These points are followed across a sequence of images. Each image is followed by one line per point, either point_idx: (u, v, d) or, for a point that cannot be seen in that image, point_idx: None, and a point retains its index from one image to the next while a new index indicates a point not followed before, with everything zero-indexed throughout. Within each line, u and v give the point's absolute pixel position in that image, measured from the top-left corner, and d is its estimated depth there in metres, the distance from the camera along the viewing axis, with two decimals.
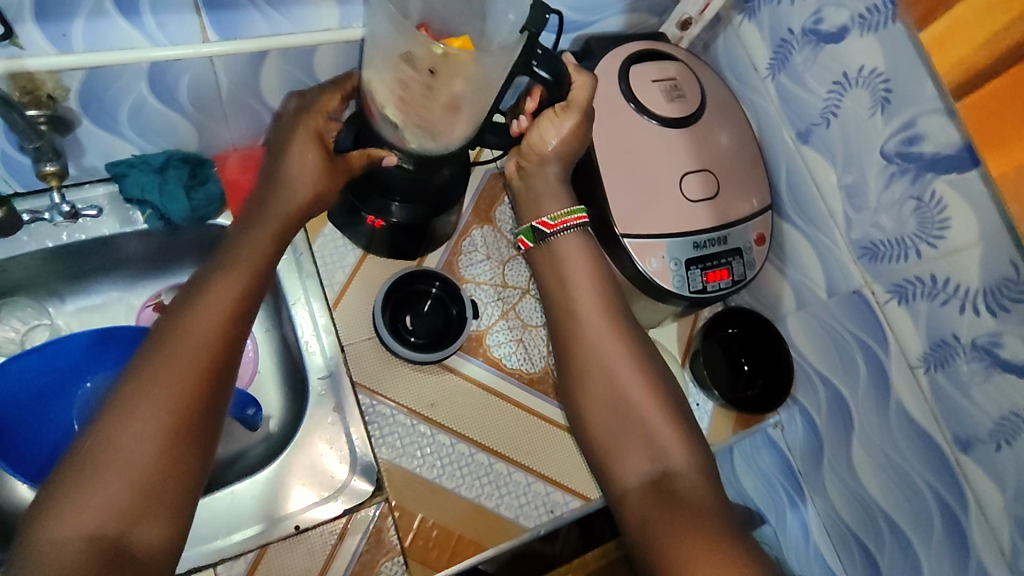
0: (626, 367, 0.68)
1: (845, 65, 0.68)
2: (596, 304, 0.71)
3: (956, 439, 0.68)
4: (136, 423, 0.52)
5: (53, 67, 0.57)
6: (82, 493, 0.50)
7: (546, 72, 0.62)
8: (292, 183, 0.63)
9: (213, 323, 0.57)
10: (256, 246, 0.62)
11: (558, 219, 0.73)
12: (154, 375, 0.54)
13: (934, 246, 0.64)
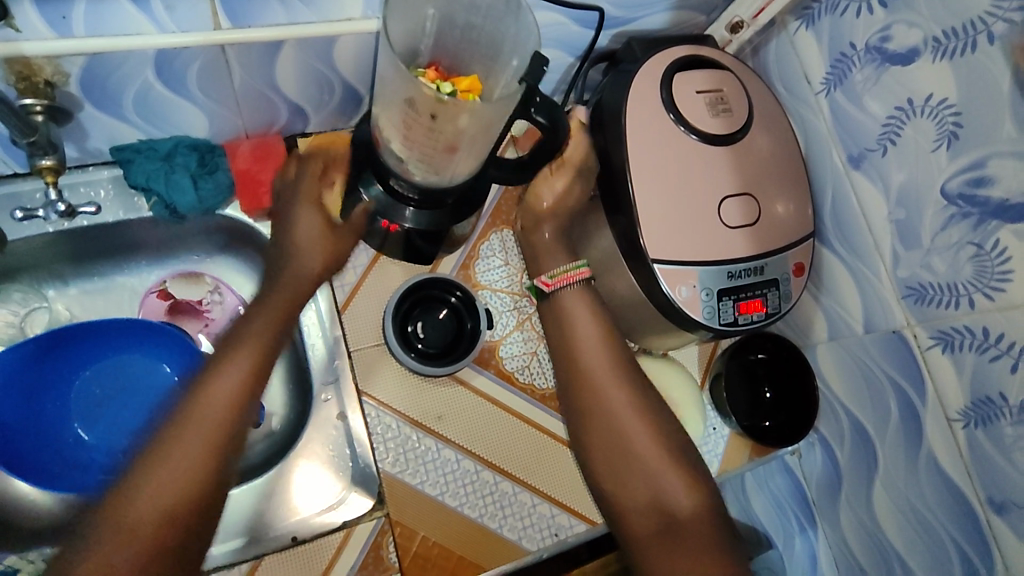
0: (633, 418, 0.67)
1: (911, 90, 0.62)
2: (608, 369, 0.69)
3: (989, 500, 0.64)
4: (158, 471, 0.50)
5: (51, 53, 0.53)
6: (99, 536, 0.47)
7: (543, 116, 0.55)
8: (301, 249, 0.66)
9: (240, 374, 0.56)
10: (267, 324, 0.60)
11: (556, 278, 0.73)
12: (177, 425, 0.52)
13: (991, 298, 0.59)
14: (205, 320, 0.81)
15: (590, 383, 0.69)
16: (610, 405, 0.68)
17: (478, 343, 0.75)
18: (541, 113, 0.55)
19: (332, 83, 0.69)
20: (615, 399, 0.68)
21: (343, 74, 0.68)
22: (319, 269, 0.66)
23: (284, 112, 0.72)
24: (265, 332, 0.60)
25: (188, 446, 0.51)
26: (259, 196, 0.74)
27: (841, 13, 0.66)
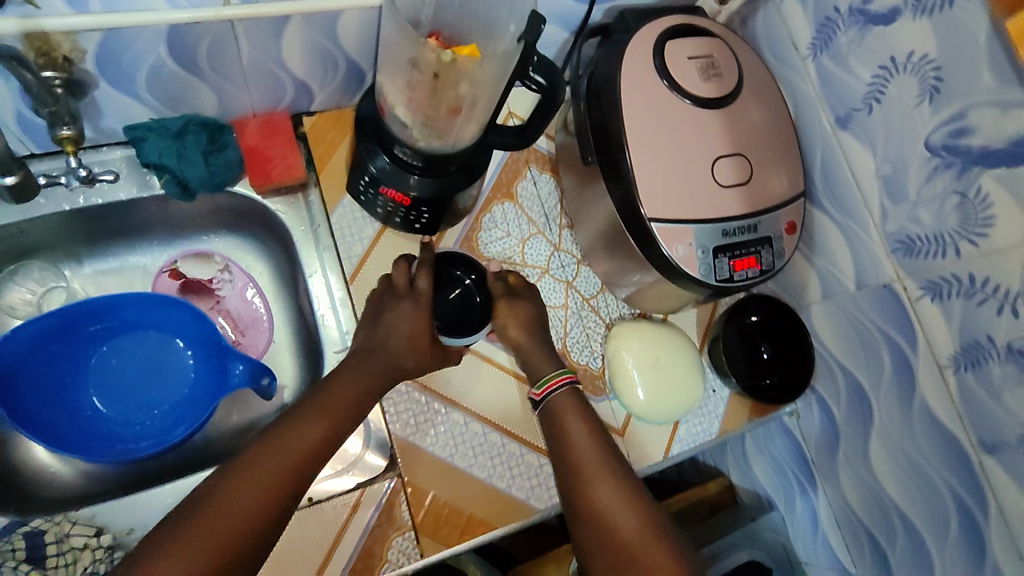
0: (638, 515, 0.63)
1: (893, 49, 0.64)
2: (603, 460, 0.66)
3: (981, 442, 0.66)
4: (278, 454, 0.58)
5: (69, 28, 0.55)
6: (232, 495, 0.55)
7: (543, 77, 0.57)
8: (397, 344, 0.70)
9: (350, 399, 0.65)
10: (350, 387, 0.65)
11: (546, 384, 0.72)
12: (307, 410, 0.62)
13: (976, 244, 0.62)
14: (216, 299, 0.84)
15: (583, 460, 0.66)
16: (620, 523, 0.62)
17: (486, 324, 0.77)
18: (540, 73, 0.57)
19: (336, 60, 0.72)
20: (612, 489, 0.64)
21: (347, 51, 0.71)
22: (413, 361, 0.70)
23: (290, 90, 0.74)
24: (367, 368, 0.67)
25: (303, 444, 0.60)
26: (268, 170, 0.75)
27: None
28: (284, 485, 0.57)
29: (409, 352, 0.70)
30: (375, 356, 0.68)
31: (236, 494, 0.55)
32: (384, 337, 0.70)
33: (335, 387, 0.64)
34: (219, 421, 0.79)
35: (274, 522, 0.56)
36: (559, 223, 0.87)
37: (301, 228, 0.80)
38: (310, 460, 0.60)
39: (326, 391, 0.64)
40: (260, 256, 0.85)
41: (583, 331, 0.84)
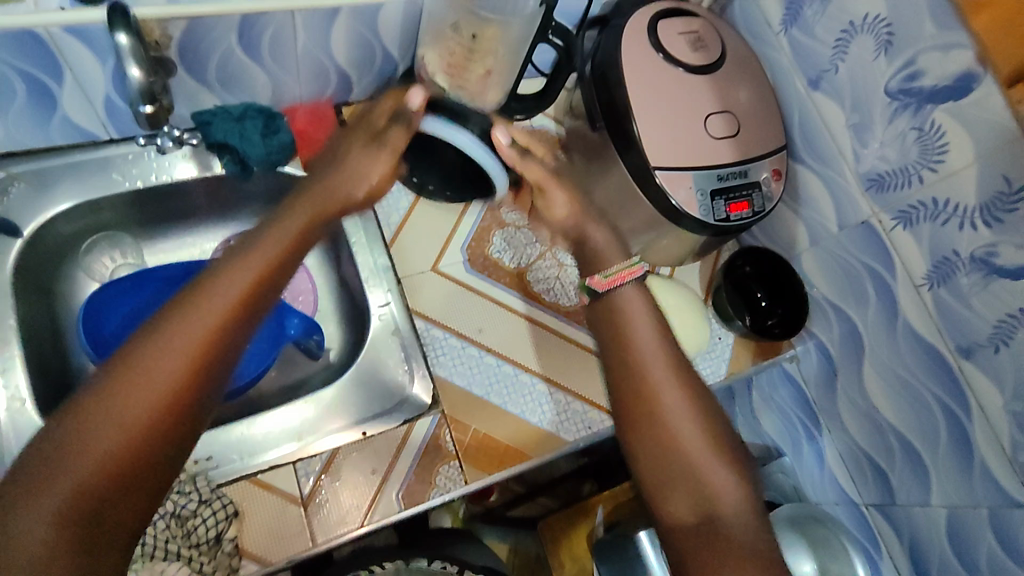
0: (688, 432, 0.62)
1: (852, 14, 0.76)
2: (669, 372, 0.65)
3: (958, 348, 0.75)
4: (139, 377, 0.50)
5: (162, 16, 0.66)
6: (80, 448, 0.48)
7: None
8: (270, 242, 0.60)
9: (184, 353, 0.52)
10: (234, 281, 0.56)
11: (610, 276, 0.70)
12: (145, 357, 0.51)
13: (935, 170, 0.72)
14: None
15: (638, 352, 0.66)
16: (671, 409, 0.63)
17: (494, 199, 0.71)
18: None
19: (374, 50, 0.83)
20: (681, 401, 0.63)
21: (384, 42, 0.82)
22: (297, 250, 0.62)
23: (334, 79, 0.85)
24: (219, 304, 0.54)
25: (148, 397, 0.50)
26: (316, 149, 0.85)
27: None
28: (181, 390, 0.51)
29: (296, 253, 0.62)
30: (215, 300, 0.54)
31: (77, 454, 0.48)
32: (234, 276, 0.57)
33: (167, 330, 0.52)
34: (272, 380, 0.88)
35: (146, 474, 0.51)
36: None
37: None
38: (176, 405, 0.51)
39: (156, 337, 0.52)
40: None
41: None
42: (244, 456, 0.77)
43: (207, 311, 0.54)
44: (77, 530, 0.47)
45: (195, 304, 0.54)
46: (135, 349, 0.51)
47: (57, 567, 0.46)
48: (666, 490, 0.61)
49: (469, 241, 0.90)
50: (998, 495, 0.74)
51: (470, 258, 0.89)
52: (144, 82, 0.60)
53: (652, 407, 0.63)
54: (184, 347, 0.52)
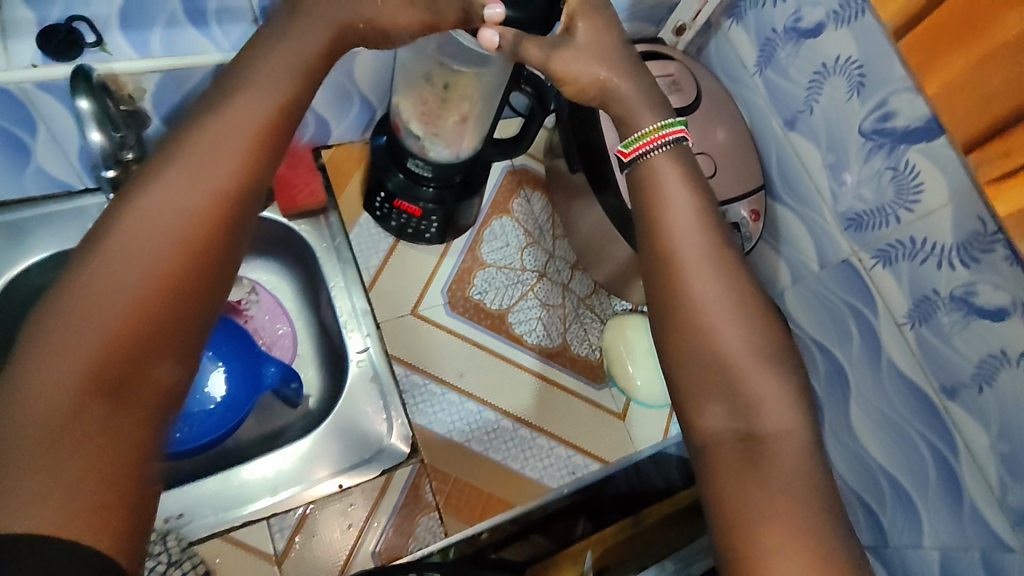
0: (741, 338, 0.55)
1: (823, 56, 0.76)
2: (708, 263, 0.56)
3: (942, 387, 0.74)
4: (154, 241, 0.47)
5: (134, 71, 0.67)
6: (98, 305, 0.44)
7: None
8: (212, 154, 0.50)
9: (199, 209, 0.49)
10: (204, 167, 0.49)
11: (637, 143, 0.60)
12: (152, 221, 0.47)
13: (911, 210, 0.72)
14: (244, 318, 0.91)
15: (673, 253, 0.57)
16: (705, 311, 0.55)
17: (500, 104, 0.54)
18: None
19: (351, 97, 0.83)
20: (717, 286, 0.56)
21: (361, 88, 0.82)
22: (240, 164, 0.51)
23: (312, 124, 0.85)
24: (219, 170, 0.50)
25: (162, 257, 0.47)
26: (294, 195, 0.85)
27: (762, 6, 0.82)
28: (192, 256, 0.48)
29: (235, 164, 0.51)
30: (211, 171, 0.50)
31: (97, 312, 0.44)
32: (235, 134, 0.51)
33: (168, 191, 0.48)
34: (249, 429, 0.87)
35: (165, 335, 0.47)
36: (551, 233, 0.97)
37: (323, 245, 0.87)
38: (190, 251, 0.48)
39: (163, 191, 0.48)
40: (286, 278, 0.94)
41: (581, 327, 0.92)
42: (216, 513, 0.74)
43: (213, 176, 0.50)
44: (105, 391, 0.44)
45: (194, 160, 0.49)
46: (139, 204, 0.48)
47: (78, 449, 0.41)
48: (699, 397, 0.55)
49: (450, 284, 0.89)
50: (991, 537, 0.72)
51: (451, 301, 0.88)
52: (105, 147, 0.61)
53: (679, 328, 0.56)
54: (197, 205, 0.49)
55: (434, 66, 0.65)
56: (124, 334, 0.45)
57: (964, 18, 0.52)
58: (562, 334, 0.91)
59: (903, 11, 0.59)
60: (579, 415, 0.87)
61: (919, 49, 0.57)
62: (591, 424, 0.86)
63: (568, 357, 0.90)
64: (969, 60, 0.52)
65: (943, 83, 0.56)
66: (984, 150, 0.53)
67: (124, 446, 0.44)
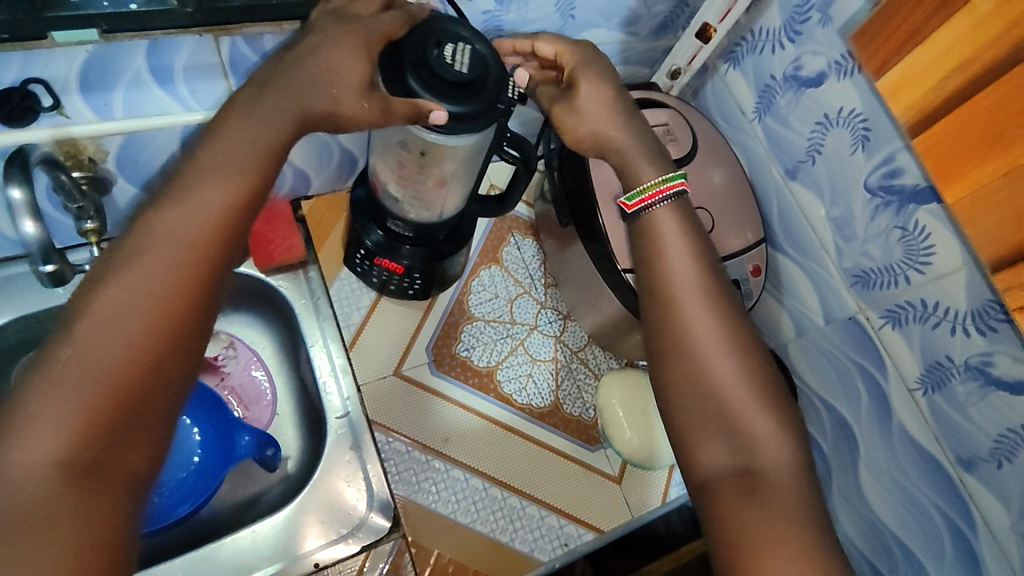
0: (717, 381, 0.54)
1: (825, 107, 0.72)
2: (703, 299, 0.55)
3: (958, 459, 0.69)
4: (134, 307, 0.43)
5: (95, 133, 0.65)
6: (68, 382, 0.41)
7: (466, 68, 0.55)
8: (194, 208, 0.46)
9: (182, 272, 0.45)
10: (187, 224, 0.45)
11: (640, 196, 0.59)
12: (128, 286, 0.43)
13: (922, 272, 0.67)
14: (221, 375, 0.87)
15: (667, 290, 0.56)
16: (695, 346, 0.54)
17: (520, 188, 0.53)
18: (460, 69, 0.55)
19: (331, 148, 0.79)
20: (713, 330, 0.55)
21: (341, 141, 0.78)
22: (223, 220, 0.46)
23: (292, 179, 0.83)
24: (205, 228, 0.46)
25: (139, 327, 0.43)
26: (270, 251, 0.81)
27: (760, 51, 0.78)
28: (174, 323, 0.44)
29: (218, 220, 0.46)
30: (195, 229, 0.45)
31: (65, 392, 0.40)
32: (223, 187, 0.47)
33: (151, 251, 0.44)
34: (225, 495, 0.83)
35: (142, 412, 0.43)
36: (543, 282, 0.92)
37: (302, 301, 0.84)
38: (168, 320, 0.44)
39: (144, 252, 0.44)
40: (265, 333, 0.90)
41: (574, 383, 0.87)
42: None
43: (197, 234, 0.46)
44: (76, 478, 0.40)
45: (179, 216, 0.45)
46: (114, 267, 0.43)
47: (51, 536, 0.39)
48: (691, 446, 0.54)
49: (435, 340, 0.85)
50: None
51: (436, 359, 0.84)
52: (43, 238, 0.51)
53: (667, 360, 0.56)
54: (180, 266, 0.45)
55: (409, 137, 0.61)
56: (96, 416, 0.41)
57: (986, 130, 0.51)
58: (553, 393, 0.86)
59: (918, 105, 0.56)
60: (572, 480, 0.82)
61: (941, 152, 0.55)
62: (585, 491, 0.81)
63: (560, 418, 0.85)
64: (997, 172, 0.51)
65: (969, 192, 0.54)
66: (1009, 276, 0.52)
67: (100, 528, 0.41)
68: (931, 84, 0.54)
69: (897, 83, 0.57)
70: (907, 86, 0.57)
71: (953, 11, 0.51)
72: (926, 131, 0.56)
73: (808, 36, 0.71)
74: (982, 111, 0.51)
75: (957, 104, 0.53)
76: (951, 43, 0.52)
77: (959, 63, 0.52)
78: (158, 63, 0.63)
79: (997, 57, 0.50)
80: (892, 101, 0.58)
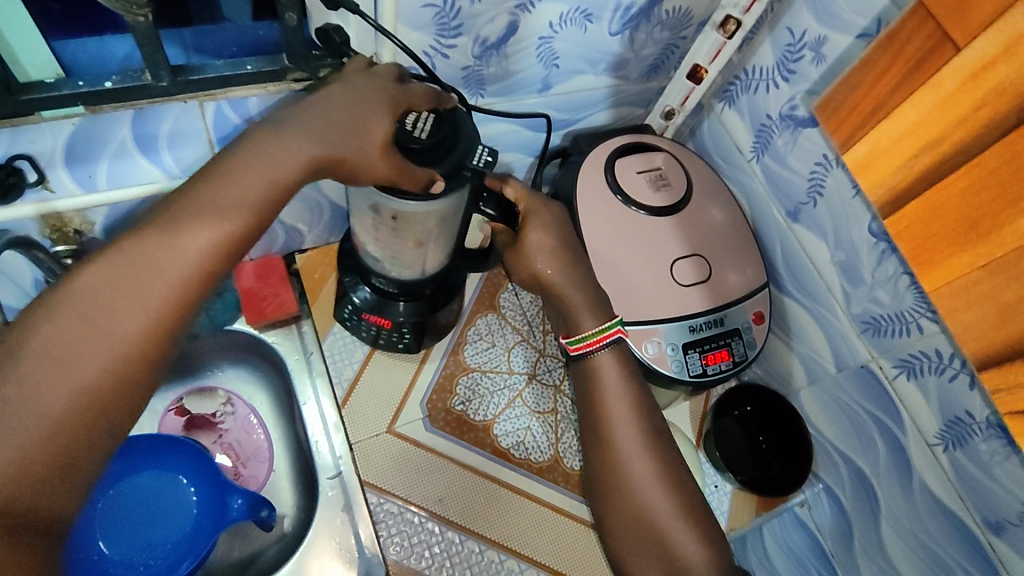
0: None
1: (824, 146, 0.68)
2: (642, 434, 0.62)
3: (986, 521, 0.64)
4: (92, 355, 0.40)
5: (80, 206, 0.66)
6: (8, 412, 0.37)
7: (426, 135, 0.54)
8: (165, 254, 0.43)
9: (151, 308, 0.42)
10: (162, 271, 0.43)
11: (582, 340, 0.65)
12: (86, 320, 0.40)
13: (934, 321, 0.63)
14: (218, 432, 0.86)
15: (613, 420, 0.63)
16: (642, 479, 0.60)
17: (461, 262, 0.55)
18: (419, 136, 0.54)
19: (321, 206, 0.79)
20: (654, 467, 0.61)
21: (330, 198, 0.78)
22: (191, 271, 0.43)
23: (279, 235, 0.82)
24: (179, 262, 0.43)
25: (97, 367, 0.40)
26: (262, 307, 0.80)
27: (754, 90, 0.75)
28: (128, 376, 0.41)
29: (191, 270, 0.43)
30: (169, 267, 0.43)
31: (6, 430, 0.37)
32: (209, 218, 0.44)
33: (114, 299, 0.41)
34: (221, 556, 0.82)
35: (80, 455, 0.39)
36: (541, 329, 0.90)
37: (296, 356, 0.82)
38: (133, 356, 0.41)
39: (105, 295, 0.41)
40: (263, 387, 0.89)
41: (575, 435, 0.84)
42: None
43: (172, 278, 0.43)
44: (13, 529, 0.36)
45: (152, 244, 0.42)
46: (74, 300, 0.40)
47: None
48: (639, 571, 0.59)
49: (430, 394, 0.83)
50: None
51: (430, 414, 0.82)
52: None
53: (614, 493, 0.61)
54: (145, 299, 0.42)
55: (379, 203, 0.60)
56: (42, 457, 0.38)
57: (963, 215, 0.50)
58: (553, 446, 0.83)
59: (888, 184, 0.55)
60: (575, 539, 0.78)
61: (915, 236, 0.54)
62: (589, 549, 0.78)
63: (560, 473, 0.82)
64: (974, 264, 0.51)
65: (947, 280, 0.53)
66: (998, 376, 0.51)
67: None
68: (900, 161, 0.54)
69: (864, 159, 0.57)
70: (873, 164, 0.56)
71: (916, 88, 0.52)
72: (898, 212, 0.55)
73: (801, 75, 0.69)
74: (953, 196, 0.51)
75: (927, 187, 0.52)
76: (914, 124, 0.52)
77: (928, 141, 0.51)
78: (142, 131, 0.63)
79: (965, 140, 0.49)
80: (860, 177, 0.58)
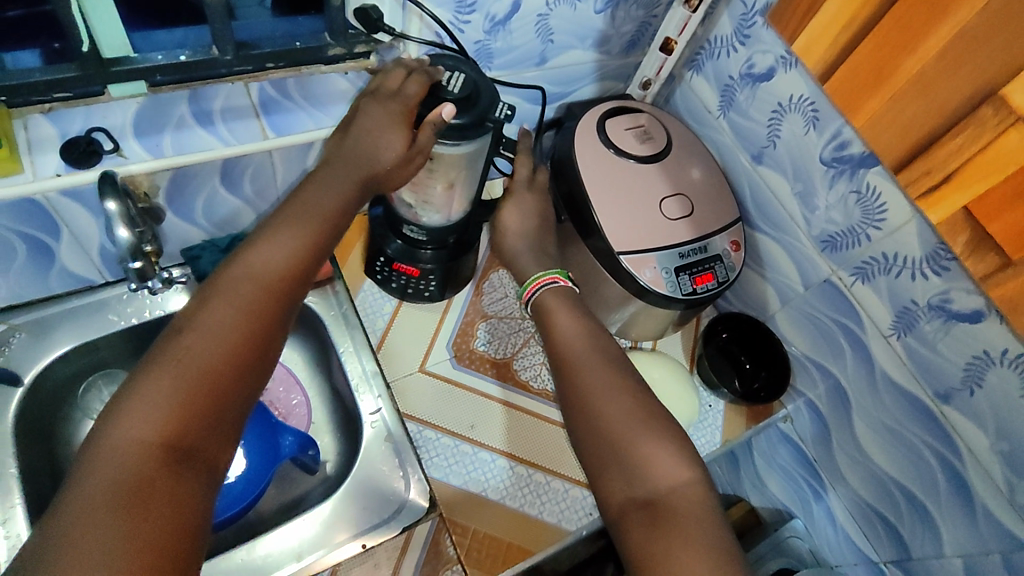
0: None
1: (778, 96, 0.82)
2: (595, 361, 0.73)
3: (937, 394, 0.77)
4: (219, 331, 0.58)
5: (150, 170, 0.71)
6: (171, 366, 0.55)
7: (457, 87, 0.67)
8: (266, 260, 0.62)
9: (258, 297, 0.61)
10: (269, 267, 0.62)
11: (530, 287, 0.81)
12: (221, 306, 0.59)
13: (879, 228, 0.76)
14: None
15: (576, 362, 0.73)
16: (602, 400, 0.69)
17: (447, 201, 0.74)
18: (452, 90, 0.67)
19: None
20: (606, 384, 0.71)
21: None
22: (289, 264, 0.63)
23: None
24: (279, 264, 0.63)
25: (228, 337, 0.58)
26: None
27: (717, 56, 0.89)
28: (244, 348, 0.58)
29: (286, 272, 0.63)
30: (274, 264, 0.62)
31: (162, 379, 0.54)
32: (288, 231, 0.64)
33: (233, 292, 0.60)
34: (269, 499, 0.89)
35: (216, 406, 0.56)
36: None
37: (332, 313, 0.91)
38: (247, 337, 0.59)
39: (227, 287, 0.60)
40: (297, 348, 0.98)
41: None
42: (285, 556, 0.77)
43: (271, 275, 0.62)
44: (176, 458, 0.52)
45: (254, 254, 0.62)
46: (214, 294, 0.60)
47: (153, 506, 0.49)
48: (605, 475, 0.66)
49: (455, 337, 0.93)
50: (1007, 537, 0.73)
51: (457, 355, 0.92)
52: (131, 240, 0.65)
53: (582, 415, 0.69)
54: (251, 292, 0.61)
55: None
56: (192, 399, 0.54)
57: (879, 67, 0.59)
58: None
59: (827, 60, 0.65)
60: None
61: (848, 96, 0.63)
62: None
63: None
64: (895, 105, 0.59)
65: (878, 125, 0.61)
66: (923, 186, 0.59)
67: (183, 503, 0.51)
68: (832, 41, 0.64)
69: (806, 47, 0.67)
70: (815, 46, 0.66)
71: None
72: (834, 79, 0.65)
73: (755, 37, 0.82)
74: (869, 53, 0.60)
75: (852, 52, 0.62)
76: (835, 11, 0.62)
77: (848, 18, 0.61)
78: (199, 107, 0.74)
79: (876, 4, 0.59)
80: (805, 62, 0.67)
